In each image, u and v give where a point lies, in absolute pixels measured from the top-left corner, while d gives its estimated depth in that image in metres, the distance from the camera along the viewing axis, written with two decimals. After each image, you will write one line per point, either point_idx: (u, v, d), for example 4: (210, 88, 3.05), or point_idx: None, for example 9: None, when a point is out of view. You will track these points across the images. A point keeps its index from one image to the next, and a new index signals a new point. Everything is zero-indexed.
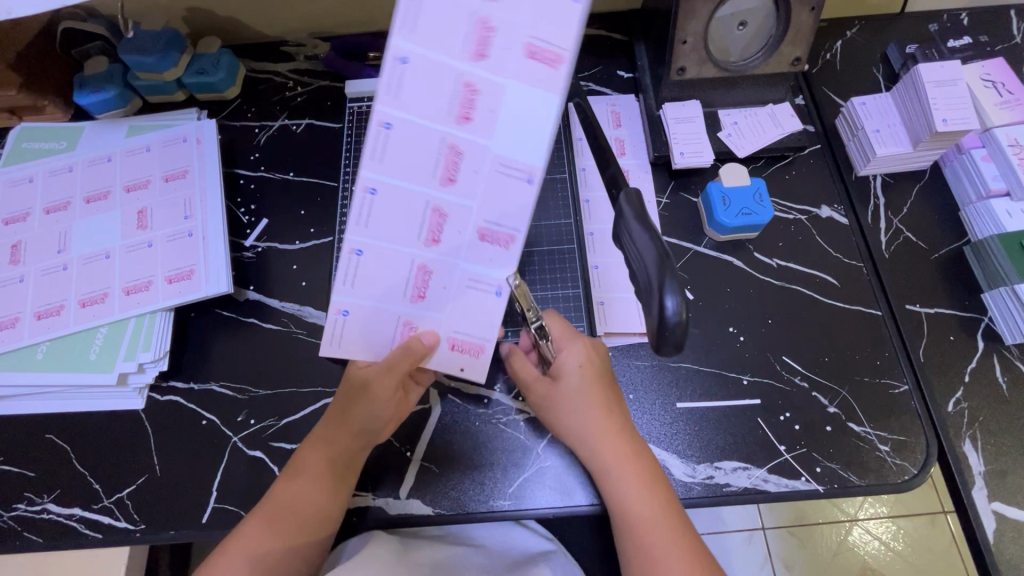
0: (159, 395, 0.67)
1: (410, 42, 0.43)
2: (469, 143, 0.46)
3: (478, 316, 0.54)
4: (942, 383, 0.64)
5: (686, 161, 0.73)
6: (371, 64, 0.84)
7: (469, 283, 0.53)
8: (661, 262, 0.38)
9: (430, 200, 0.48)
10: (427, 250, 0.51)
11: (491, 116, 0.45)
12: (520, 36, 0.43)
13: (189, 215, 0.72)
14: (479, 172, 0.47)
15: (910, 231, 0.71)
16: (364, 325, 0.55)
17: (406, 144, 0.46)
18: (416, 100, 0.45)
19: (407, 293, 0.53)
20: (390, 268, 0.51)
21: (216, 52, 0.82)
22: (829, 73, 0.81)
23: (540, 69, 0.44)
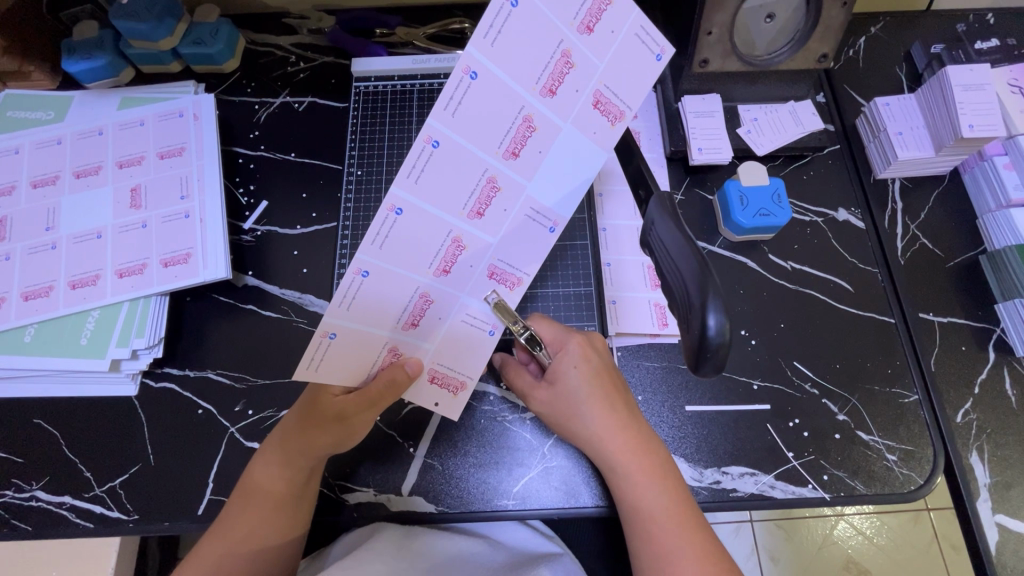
0: (153, 381, 0.65)
1: (487, 59, 0.43)
2: (507, 179, 0.48)
3: (464, 351, 0.57)
4: (952, 394, 0.63)
5: (704, 157, 0.71)
6: (379, 41, 0.81)
7: (460, 317, 0.55)
8: (698, 272, 0.37)
9: (453, 230, 0.49)
10: (434, 280, 0.51)
11: (536, 156, 0.48)
12: (591, 83, 0.45)
13: (186, 195, 0.69)
14: (509, 211, 0.50)
15: (927, 238, 0.70)
16: (350, 348, 0.50)
17: (448, 165, 0.46)
18: (470, 123, 0.45)
19: (402, 319, 0.52)
20: (394, 293, 0.50)
21: (215, 22, 0.78)
22: (852, 71, 0.79)
23: (594, 124, 0.47)
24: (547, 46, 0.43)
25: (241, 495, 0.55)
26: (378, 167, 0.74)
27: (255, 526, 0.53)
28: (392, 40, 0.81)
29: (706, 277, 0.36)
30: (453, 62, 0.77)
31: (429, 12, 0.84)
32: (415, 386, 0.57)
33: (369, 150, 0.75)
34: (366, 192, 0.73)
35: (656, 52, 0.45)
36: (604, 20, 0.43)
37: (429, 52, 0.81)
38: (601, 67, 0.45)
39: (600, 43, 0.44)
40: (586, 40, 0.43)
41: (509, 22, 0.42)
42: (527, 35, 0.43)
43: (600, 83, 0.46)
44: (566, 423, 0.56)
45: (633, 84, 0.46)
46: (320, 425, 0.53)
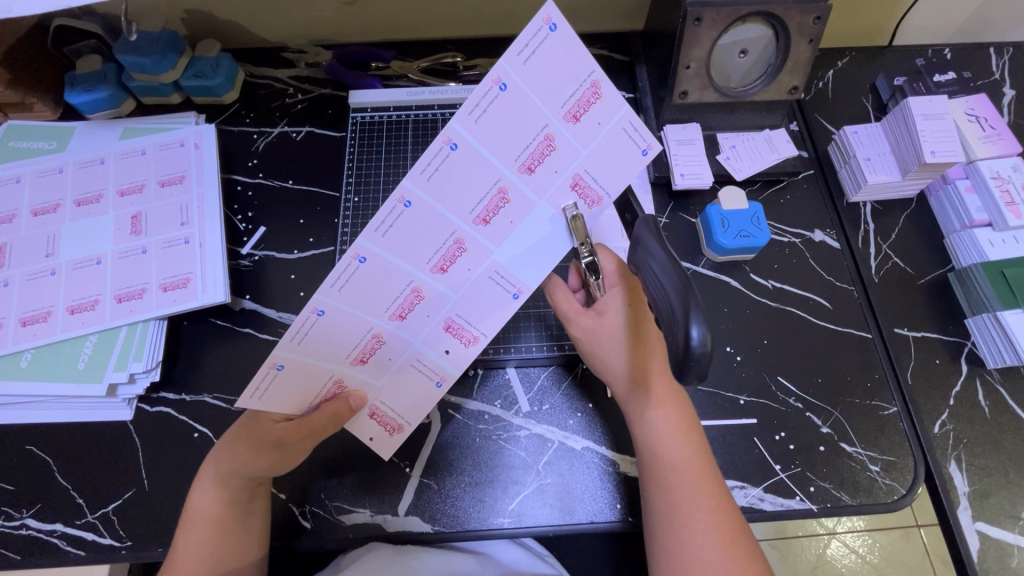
0: (149, 405, 0.65)
1: (468, 133, 0.45)
2: (476, 243, 0.50)
3: (405, 398, 0.58)
4: (929, 405, 0.66)
5: (686, 182, 0.75)
6: (375, 74, 0.85)
7: (411, 364, 0.57)
8: (681, 288, 0.39)
9: (414, 281, 0.51)
10: (390, 324, 0.53)
11: (506, 226, 0.50)
12: (570, 168, 0.49)
13: (186, 221, 0.70)
14: (473, 270, 0.52)
15: (899, 257, 0.74)
16: (297, 378, 0.53)
17: (418, 223, 0.48)
18: (444, 189, 0.47)
19: (352, 355, 0.54)
20: (348, 330, 0.52)
21: (216, 56, 0.82)
22: (822, 101, 0.84)
23: (571, 201, 0.50)
24: (531, 129, 0.46)
25: (193, 518, 0.54)
26: (374, 195, 0.76)
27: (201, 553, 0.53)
28: (388, 73, 0.85)
29: (689, 291, 0.39)
30: (446, 95, 0.80)
31: (422, 47, 0.89)
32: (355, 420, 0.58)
33: (366, 177, 0.77)
34: (363, 216, 0.75)
35: (644, 147, 0.49)
36: (591, 113, 0.47)
37: (423, 84, 0.84)
38: (583, 154, 0.48)
39: (585, 131, 0.47)
40: (570, 128, 0.47)
41: (495, 104, 0.45)
42: (512, 117, 0.46)
43: (579, 168, 0.49)
44: (599, 356, 0.58)
45: (611, 172, 0.50)
46: (258, 448, 0.54)
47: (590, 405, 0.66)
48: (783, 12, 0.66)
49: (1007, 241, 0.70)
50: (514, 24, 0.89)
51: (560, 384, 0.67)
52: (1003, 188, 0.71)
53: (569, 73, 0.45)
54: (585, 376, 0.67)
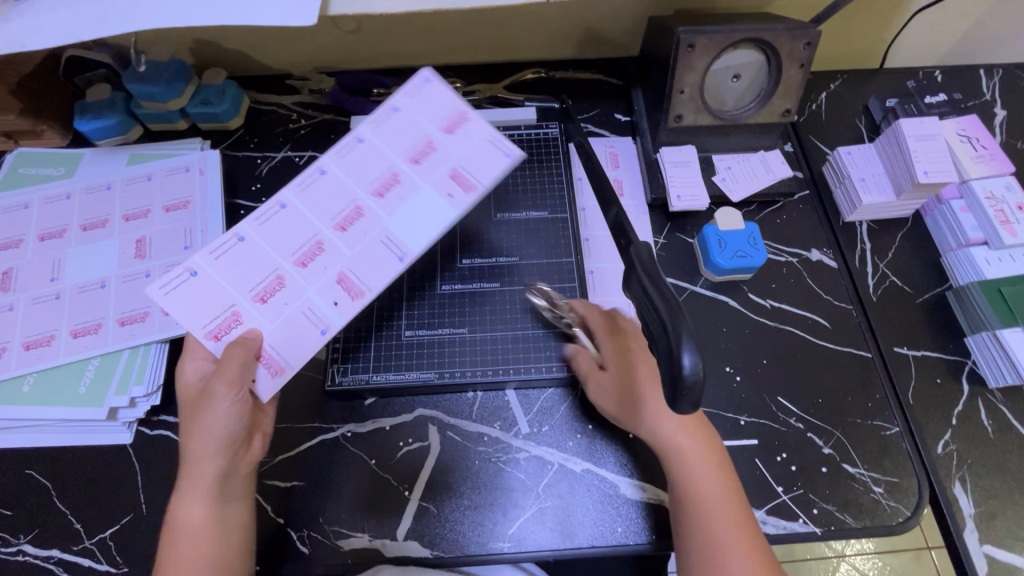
0: (149, 429, 0.65)
1: (371, 134, 0.60)
2: (372, 211, 0.57)
3: (287, 333, 0.55)
4: (931, 425, 0.65)
5: (682, 204, 0.76)
6: (376, 100, 0.87)
7: (303, 310, 0.55)
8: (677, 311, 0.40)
9: (317, 234, 0.56)
10: (292, 267, 0.56)
11: (396, 202, 0.57)
12: (450, 162, 0.58)
13: (189, 245, 0.71)
14: (366, 234, 0.56)
15: (896, 275, 0.74)
16: (196, 292, 0.54)
17: (329, 187, 0.58)
18: (353, 167, 0.58)
19: (255, 289, 0.55)
20: (254, 264, 0.55)
21: (222, 83, 0.84)
22: (816, 122, 0.86)
23: (451, 189, 0.57)
24: (415, 134, 0.59)
25: (179, 530, 0.53)
26: None
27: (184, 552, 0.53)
28: (389, 99, 0.87)
29: (681, 316, 0.39)
30: None
31: None
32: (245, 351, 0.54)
33: None
34: None
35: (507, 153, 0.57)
36: (462, 127, 0.59)
37: None
38: (458, 156, 0.58)
39: (458, 139, 0.59)
40: (446, 136, 0.59)
41: (388, 120, 0.60)
42: (401, 127, 0.60)
43: (456, 163, 0.57)
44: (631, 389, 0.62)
45: (484, 168, 0.57)
46: (199, 416, 0.54)
47: (590, 426, 0.66)
48: (774, 38, 0.67)
49: (1003, 259, 0.70)
50: (513, 51, 0.91)
51: (558, 406, 0.67)
52: (997, 207, 0.71)
53: (436, 101, 0.60)
54: (583, 398, 0.67)
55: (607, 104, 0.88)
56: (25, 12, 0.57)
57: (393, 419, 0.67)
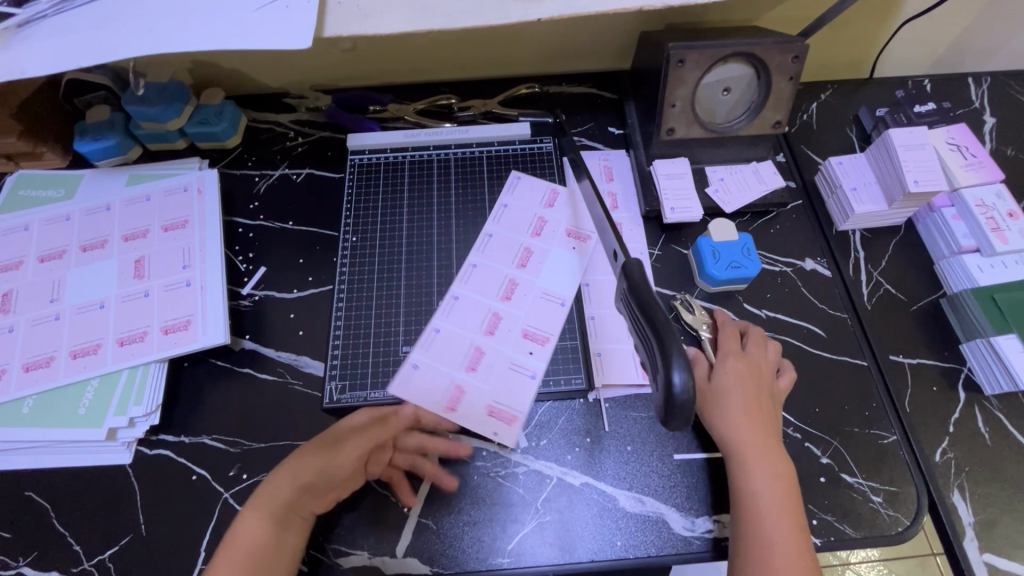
0: (148, 448, 0.65)
1: (481, 256, 0.76)
2: (507, 312, 0.72)
3: (510, 394, 0.67)
4: (929, 434, 0.66)
5: (676, 216, 0.76)
6: (373, 117, 0.88)
7: (508, 367, 0.68)
8: (667, 331, 0.45)
9: (474, 342, 0.70)
10: (465, 374, 0.68)
11: (523, 298, 0.73)
12: (562, 229, 0.78)
13: (188, 264, 0.71)
14: (512, 328, 0.71)
15: (890, 284, 0.75)
16: (425, 380, 0.68)
17: (462, 309, 0.72)
18: (475, 285, 0.74)
19: (442, 403, 0.66)
20: (435, 383, 0.68)
21: (220, 103, 0.86)
22: (807, 132, 0.87)
23: (570, 244, 0.77)
24: (515, 245, 0.77)
25: (234, 544, 0.54)
26: (372, 233, 0.78)
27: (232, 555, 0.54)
28: (385, 116, 0.88)
29: (672, 337, 0.44)
30: (440, 136, 0.83)
31: (418, 90, 0.92)
32: (475, 415, 0.66)
33: (364, 217, 0.80)
34: (362, 255, 0.77)
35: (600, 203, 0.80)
36: (556, 200, 0.80)
37: (419, 125, 0.88)
38: (564, 221, 0.78)
39: (557, 211, 0.79)
40: (538, 232, 0.78)
41: (503, 213, 0.79)
42: (510, 222, 0.78)
43: (567, 226, 0.78)
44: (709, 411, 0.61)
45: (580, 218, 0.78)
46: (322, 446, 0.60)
47: (587, 439, 0.66)
48: (763, 52, 0.69)
49: (995, 266, 0.71)
50: (506, 67, 0.92)
51: (556, 418, 0.67)
52: (988, 215, 0.72)
53: (535, 188, 0.81)
54: (581, 410, 0.68)
55: (601, 117, 0.89)
56: (27, 40, 0.58)
57: None
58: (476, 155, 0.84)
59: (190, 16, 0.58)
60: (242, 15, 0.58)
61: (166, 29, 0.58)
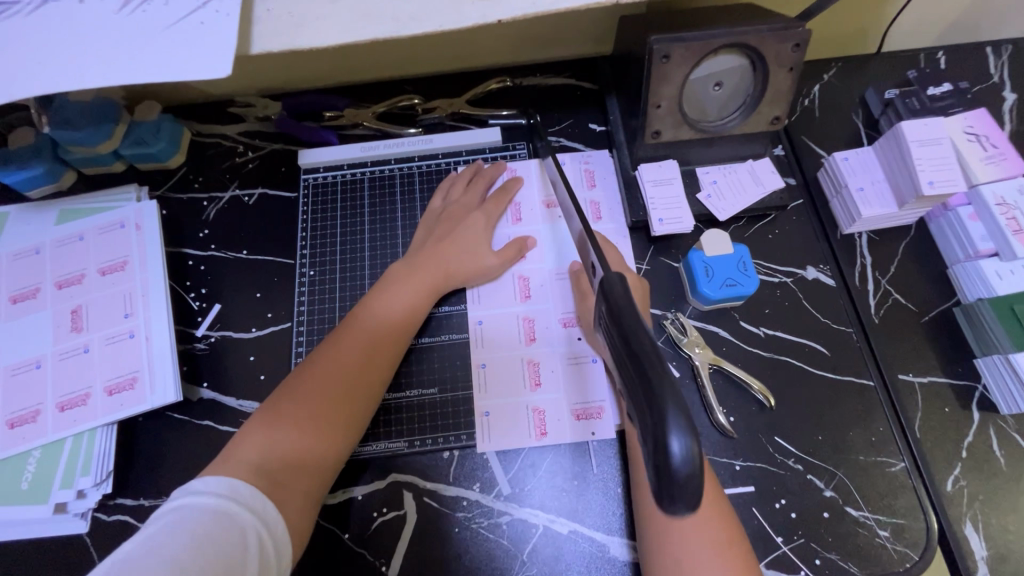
0: (105, 514, 0.61)
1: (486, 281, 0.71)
2: (535, 311, 0.69)
3: (585, 387, 0.65)
4: (941, 459, 0.61)
5: (665, 228, 0.70)
6: (330, 125, 0.80)
7: (569, 364, 0.66)
8: (650, 358, 0.34)
9: (524, 357, 0.67)
10: (535, 394, 0.65)
11: (542, 290, 0.70)
12: (535, 203, 0.75)
13: (130, 312, 0.64)
14: (550, 325, 0.68)
15: (898, 292, 0.69)
16: (502, 418, 0.64)
17: (495, 331, 0.68)
18: (493, 300, 0.70)
19: (532, 433, 0.63)
20: (514, 419, 0.64)
21: (156, 119, 0.77)
22: (808, 120, 0.78)
23: (547, 217, 0.74)
24: (505, 237, 0.73)
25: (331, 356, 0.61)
26: (331, 265, 0.72)
27: (267, 444, 0.55)
28: (342, 123, 0.80)
29: (656, 360, 0.34)
30: (403, 149, 0.77)
31: (377, 90, 0.83)
32: (567, 427, 0.64)
33: (321, 248, 0.73)
34: (320, 292, 0.71)
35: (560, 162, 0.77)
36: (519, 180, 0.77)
37: (381, 131, 0.79)
38: (535, 192, 0.76)
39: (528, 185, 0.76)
40: (516, 220, 0.74)
41: None
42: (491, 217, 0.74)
43: (542, 200, 0.75)
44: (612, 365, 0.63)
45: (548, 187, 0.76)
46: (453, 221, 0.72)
47: (575, 481, 0.62)
48: (758, 42, 0.60)
49: (1015, 272, 0.65)
50: (475, 59, 0.83)
51: (540, 460, 0.63)
52: (1009, 215, 0.66)
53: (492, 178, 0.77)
54: (568, 449, 0.63)
55: (581, 113, 0.81)
56: None
57: (365, 487, 0.62)
58: (443, 168, 0.77)
59: (84, 40, 0.50)
60: (148, 36, 0.50)
61: (58, 58, 0.49)
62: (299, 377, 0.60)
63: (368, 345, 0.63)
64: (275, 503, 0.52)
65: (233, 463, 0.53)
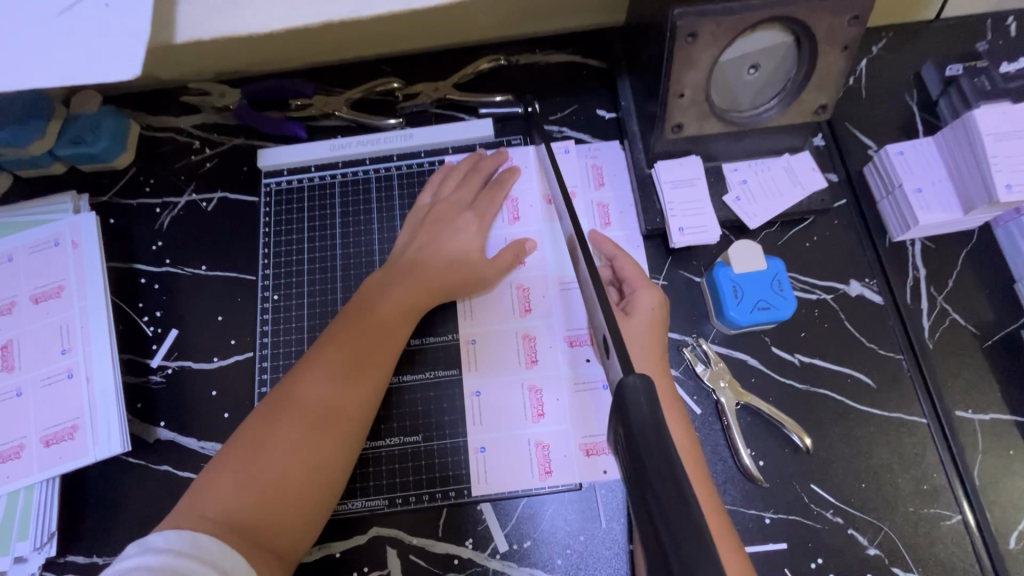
0: (55, 574, 0.54)
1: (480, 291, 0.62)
2: (537, 328, 0.60)
3: (596, 417, 0.57)
4: (1002, 510, 0.53)
5: (686, 238, 0.60)
6: (297, 116, 0.69)
7: (575, 390, 0.58)
8: (695, 547, 0.27)
9: (524, 382, 0.58)
10: (537, 426, 0.57)
11: (543, 302, 0.61)
12: (535, 197, 0.65)
13: (67, 348, 0.57)
14: (553, 345, 0.59)
15: (957, 311, 0.59)
16: (500, 456, 0.56)
17: (490, 351, 0.60)
18: (487, 315, 0.61)
19: (535, 472, 0.56)
20: (513, 456, 0.56)
21: (97, 113, 0.67)
22: (853, 103, 0.67)
23: (549, 215, 0.64)
24: (502, 239, 0.63)
25: (305, 376, 0.52)
26: (298, 288, 0.63)
27: (237, 489, 0.46)
28: (312, 113, 0.68)
29: (706, 550, 0.27)
30: (378, 146, 0.67)
31: (351, 73, 0.72)
32: (574, 465, 0.56)
33: (287, 265, 0.64)
34: (286, 318, 0.62)
35: (564, 148, 0.66)
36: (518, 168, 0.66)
37: (357, 122, 0.68)
38: (535, 185, 0.65)
39: (527, 177, 0.66)
40: (513, 219, 0.64)
41: None
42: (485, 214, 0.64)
43: (543, 194, 0.65)
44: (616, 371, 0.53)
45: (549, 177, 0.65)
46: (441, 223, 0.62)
47: (581, 537, 0.54)
48: (808, 15, 0.48)
49: None
50: (462, 34, 0.71)
51: (541, 513, 0.55)
52: None
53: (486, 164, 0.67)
54: (573, 500, 0.55)
55: (587, 96, 0.69)
56: None
57: (343, 542, 0.55)
58: (426, 168, 0.67)
59: None
60: (42, 30, 0.40)
61: None
62: (274, 406, 0.51)
63: (349, 360, 0.53)
64: (248, 560, 0.43)
65: (196, 515, 0.44)
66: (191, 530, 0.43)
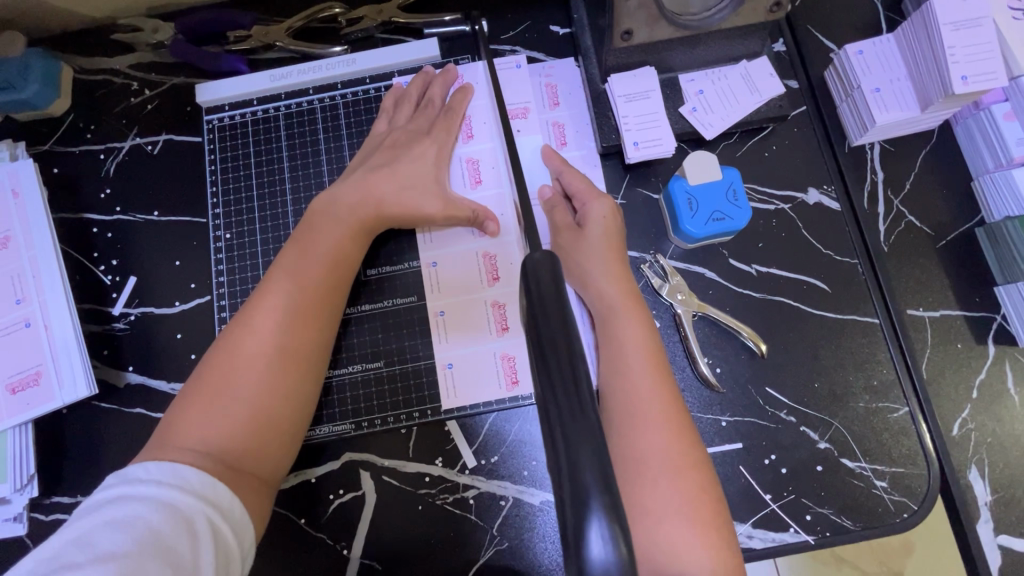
0: (42, 513, 0.56)
1: None
2: (496, 246, 0.60)
3: None
4: (948, 401, 0.56)
5: (641, 153, 0.59)
6: (236, 50, 0.66)
7: None
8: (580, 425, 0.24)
9: (486, 299, 0.59)
10: (502, 339, 0.58)
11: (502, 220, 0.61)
12: (487, 115, 0.63)
13: (22, 298, 0.56)
14: (513, 261, 0.59)
15: (914, 214, 0.59)
16: (466, 372, 0.58)
17: (451, 271, 0.60)
18: (446, 236, 0.61)
19: (502, 383, 0.57)
20: (479, 371, 0.58)
21: (21, 55, 0.63)
22: (815, 5, 0.64)
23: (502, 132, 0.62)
24: (457, 161, 0.62)
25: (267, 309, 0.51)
26: (250, 224, 0.62)
27: (214, 420, 0.46)
28: (251, 46, 0.65)
29: (593, 428, 0.24)
30: (320, 74, 0.64)
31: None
32: None
33: (238, 202, 0.63)
34: (241, 254, 0.62)
35: (514, 63, 0.64)
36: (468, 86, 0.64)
37: (301, 53, 0.65)
38: (486, 102, 0.64)
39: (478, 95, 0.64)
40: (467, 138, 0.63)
41: None
42: None
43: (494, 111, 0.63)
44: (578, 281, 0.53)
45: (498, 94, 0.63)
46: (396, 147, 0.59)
47: None
48: None
49: None
50: None
51: (506, 430, 0.57)
52: None
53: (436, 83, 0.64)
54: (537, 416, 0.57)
55: (539, 11, 0.66)
56: None
57: (319, 467, 0.57)
58: (372, 95, 0.65)
59: None
60: None
61: None
62: (239, 337, 0.49)
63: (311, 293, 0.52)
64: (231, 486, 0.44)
65: (175, 448, 0.44)
66: (174, 461, 0.43)
